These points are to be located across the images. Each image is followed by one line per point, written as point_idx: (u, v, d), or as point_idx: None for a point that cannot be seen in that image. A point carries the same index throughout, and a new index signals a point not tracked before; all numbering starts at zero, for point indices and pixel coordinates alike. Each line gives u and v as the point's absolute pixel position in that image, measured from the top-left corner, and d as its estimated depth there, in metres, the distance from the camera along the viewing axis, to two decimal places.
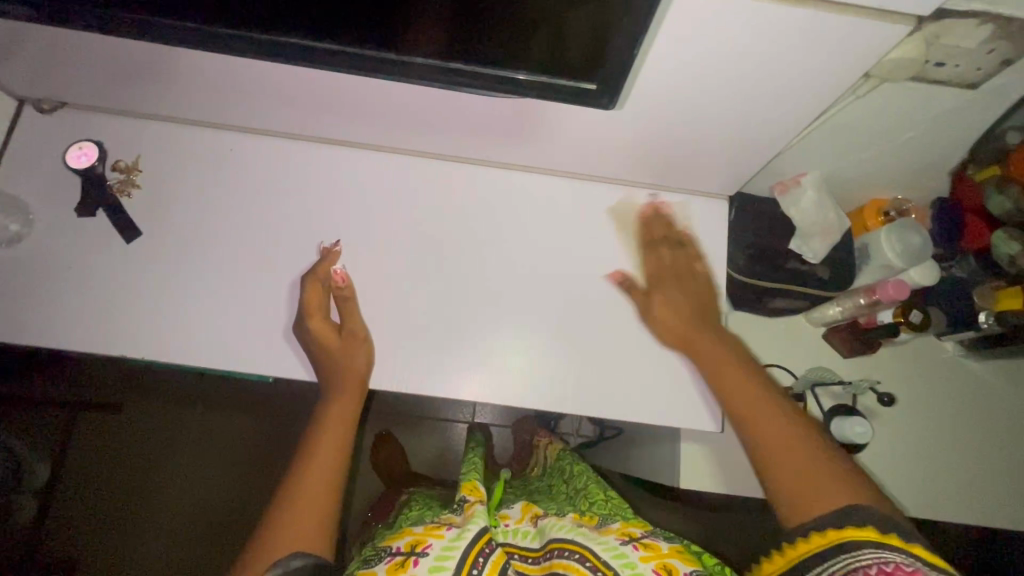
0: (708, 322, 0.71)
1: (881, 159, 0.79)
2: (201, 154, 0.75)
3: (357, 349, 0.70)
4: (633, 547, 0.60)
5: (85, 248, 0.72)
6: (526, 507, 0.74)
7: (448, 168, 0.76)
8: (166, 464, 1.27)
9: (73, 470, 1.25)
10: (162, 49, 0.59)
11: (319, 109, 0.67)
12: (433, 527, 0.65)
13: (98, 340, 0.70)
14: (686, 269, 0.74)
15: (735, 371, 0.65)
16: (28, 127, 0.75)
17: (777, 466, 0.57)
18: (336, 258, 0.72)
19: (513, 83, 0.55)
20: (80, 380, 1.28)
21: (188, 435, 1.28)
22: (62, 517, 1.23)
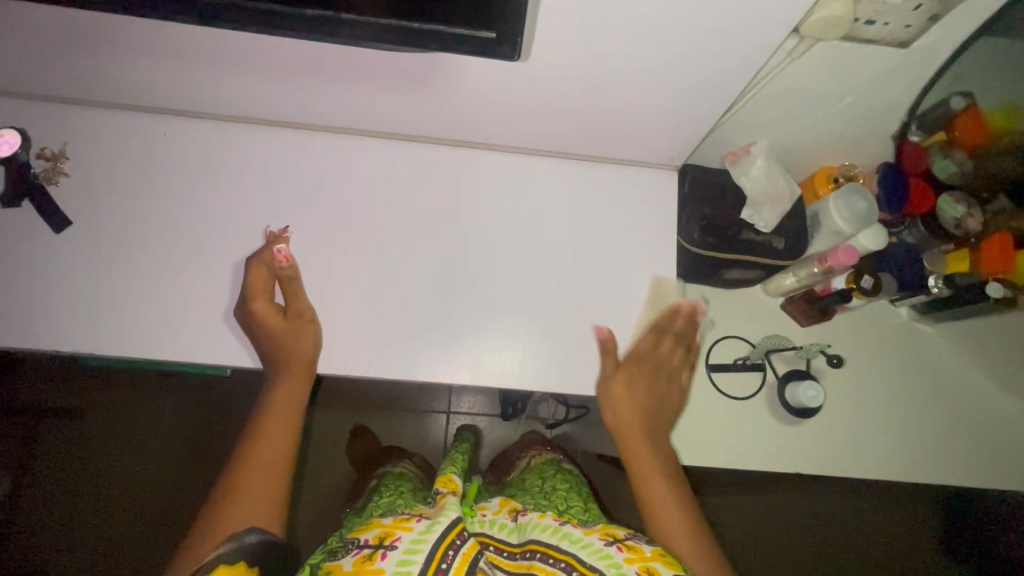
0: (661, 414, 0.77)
1: (825, 124, 0.79)
2: (133, 139, 0.72)
3: (304, 329, 0.68)
4: (617, 547, 0.58)
5: (11, 240, 0.69)
6: (504, 501, 0.73)
7: (393, 146, 0.74)
8: (127, 467, 1.23)
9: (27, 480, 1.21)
10: (69, 23, 0.56)
11: (252, 86, 0.65)
12: (402, 519, 0.60)
13: (29, 336, 0.67)
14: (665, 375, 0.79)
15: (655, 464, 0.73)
16: None
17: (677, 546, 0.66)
18: (280, 240, 0.70)
19: (422, 38, 0.51)
20: (32, 386, 1.24)
21: (150, 438, 1.25)
22: (17, 530, 1.18)
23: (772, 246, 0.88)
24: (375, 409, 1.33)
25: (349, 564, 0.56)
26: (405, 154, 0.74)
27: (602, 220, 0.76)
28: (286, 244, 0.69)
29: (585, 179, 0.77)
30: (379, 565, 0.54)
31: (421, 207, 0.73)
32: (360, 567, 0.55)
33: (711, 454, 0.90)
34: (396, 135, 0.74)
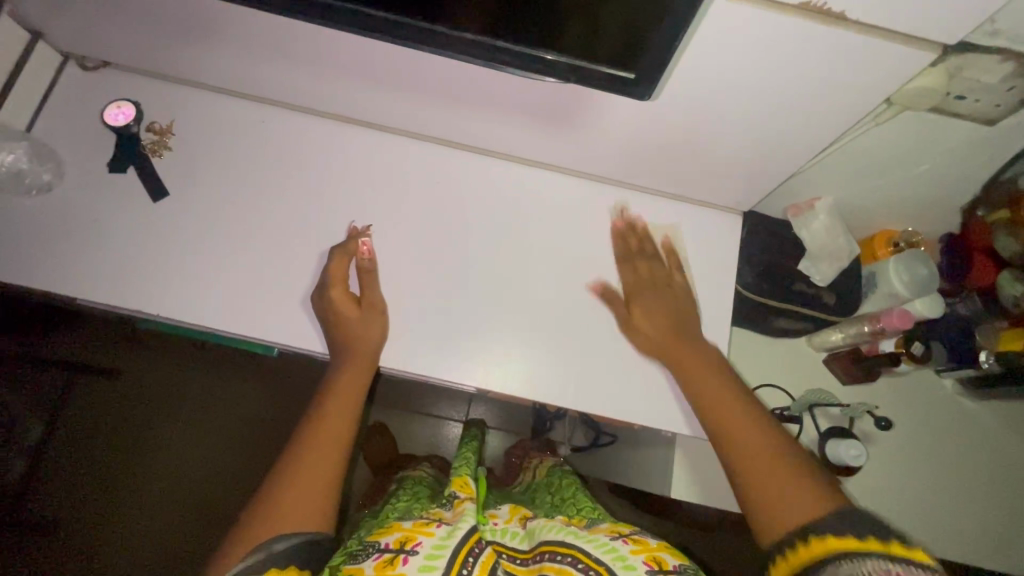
0: (693, 339, 0.70)
1: (892, 188, 0.81)
2: (233, 124, 0.77)
3: (376, 319, 0.72)
4: (622, 541, 0.58)
5: (111, 202, 0.74)
6: (513, 509, 0.72)
7: (472, 159, 0.78)
8: (156, 432, 1.31)
9: (66, 431, 1.29)
10: (204, 13, 0.61)
11: (353, 89, 0.69)
12: (422, 524, 0.61)
13: (114, 294, 0.71)
14: (664, 278, 0.75)
15: (732, 406, 0.61)
16: (70, 82, 0.77)
17: (750, 473, 0.54)
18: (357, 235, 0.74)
19: (540, 62, 0.52)
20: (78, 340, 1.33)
21: (182, 408, 1.32)
22: (48, 476, 1.27)
23: (824, 300, 0.88)
24: (398, 408, 1.35)
25: (370, 568, 0.55)
26: (480, 167, 0.78)
27: (667, 252, 0.78)
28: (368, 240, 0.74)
29: (650, 213, 0.79)
30: (401, 570, 0.54)
31: (489, 221, 0.77)
32: (383, 572, 0.54)
33: None
34: (474, 148, 0.78)
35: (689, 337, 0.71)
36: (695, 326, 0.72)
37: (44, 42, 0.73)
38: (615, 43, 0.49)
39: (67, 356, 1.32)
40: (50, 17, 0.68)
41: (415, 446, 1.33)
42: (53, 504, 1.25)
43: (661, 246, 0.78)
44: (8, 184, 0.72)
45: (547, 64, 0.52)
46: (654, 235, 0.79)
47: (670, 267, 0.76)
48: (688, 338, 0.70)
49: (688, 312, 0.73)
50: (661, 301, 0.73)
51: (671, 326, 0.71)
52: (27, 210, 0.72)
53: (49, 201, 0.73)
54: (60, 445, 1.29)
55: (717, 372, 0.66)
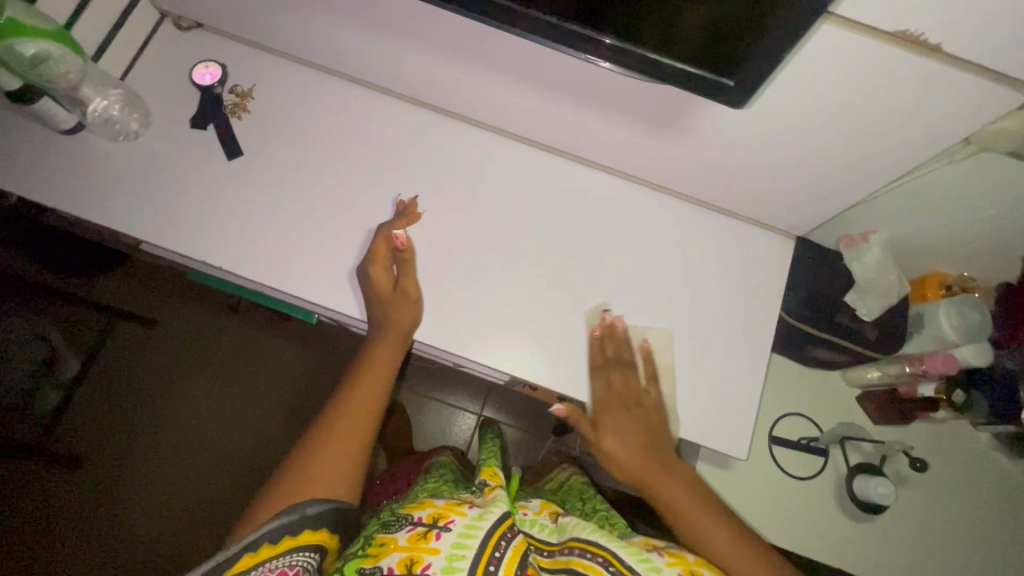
0: (661, 452, 0.71)
1: (952, 231, 0.80)
2: (311, 95, 0.81)
3: (408, 307, 0.73)
4: (657, 553, 0.58)
5: (187, 155, 0.77)
6: (544, 504, 0.73)
7: (532, 155, 0.81)
8: (183, 383, 1.37)
9: (101, 372, 1.37)
10: None
11: (431, 69, 0.72)
12: (455, 503, 0.62)
13: (180, 240, 0.75)
14: (632, 397, 0.73)
15: (689, 501, 0.66)
16: (163, 39, 0.81)
17: (732, 565, 0.61)
18: (411, 207, 0.77)
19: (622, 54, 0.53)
20: (121, 286, 1.41)
21: (211, 363, 1.38)
22: (80, 412, 1.34)
23: (867, 334, 0.87)
24: (415, 389, 1.37)
25: (404, 540, 0.57)
26: (537, 163, 0.81)
27: (715, 266, 0.79)
28: (403, 227, 0.75)
29: (698, 224, 0.80)
30: (434, 545, 0.56)
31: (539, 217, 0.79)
32: (416, 545, 0.56)
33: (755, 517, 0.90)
34: (535, 142, 0.81)
35: (668, 460, 0.71)
36: (666, 443, 0.72)
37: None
38: (703, 54, 0.50)
39: (109, 300, 1.40)
40: None
41: (430, 430, 1.35)
42: (86, 443, 1.32)
43: (632, 355, 0.74)
44: (98, 129, 0.75)
45: (628, 61, 0.53)
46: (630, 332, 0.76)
47: (638, 384, 0.73)
48: (665, 459, 0.71)
49: (658, 424, 0.73)
50: (631, 426, 0.72)
51: (647, 451, 0.71)
52: (111, 154, 0.76)
53: (134, 149, 0.77)
54: (95, 384, 1.36)
55: (672, 484, 0.69)
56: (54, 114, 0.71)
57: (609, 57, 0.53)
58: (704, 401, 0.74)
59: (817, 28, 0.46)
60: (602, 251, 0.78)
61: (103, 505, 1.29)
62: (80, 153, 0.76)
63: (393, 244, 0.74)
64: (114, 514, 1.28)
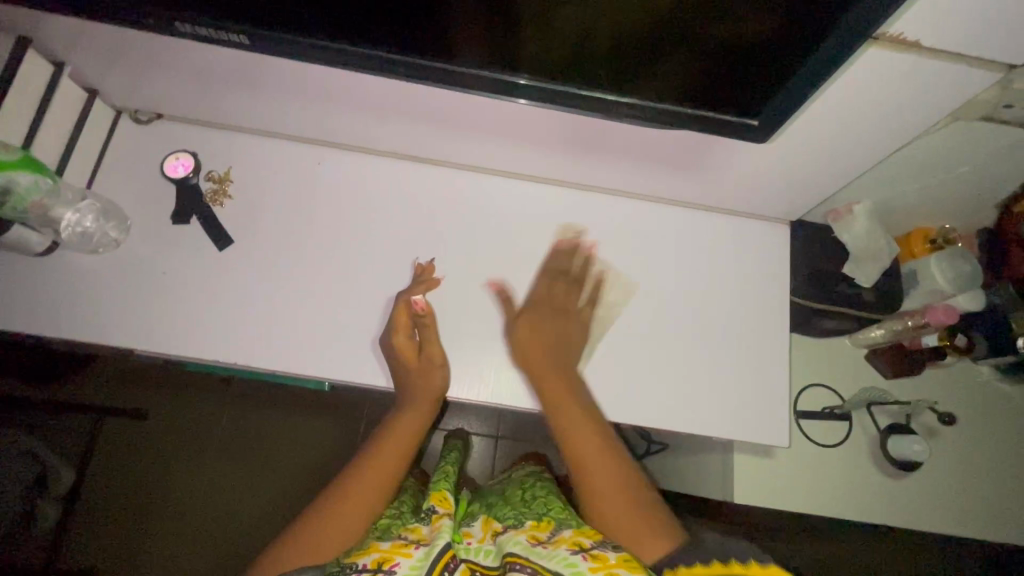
0: (562, 364, 0.72)
1: (930, 191, 0.84)
2: (290, 167, 0.79)
3: (437, 372, 0.74)
4: (582, 556, 0.61)
5: (175, 253, 0.74)
6: (486, 521, 0.75)
7: (524, 188, 0.82)
8: (183, 468, 1.34)
9: (97, 475, 1.32)
10: (268, 62, 0.63)
11: (414, 124, 0.72)
12: (398, 544, 0.65)
13: (186, 342, 0.72)
14: (563, 305, 0.77)
15: (592, 440, 0.68)
16: (123, 136, 0.77)
17: (598, 484, 0.66)
18: (431, 270, 0.77)
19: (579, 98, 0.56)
20: (104, 382, 1.36)
21: (212, 442, 1.35)
22: (83, 521, 1.29)
23: (868, 299, 0.91)
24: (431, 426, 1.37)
25: None
26: (530, 195, 0.81)
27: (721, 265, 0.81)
28: (423, 292, 0.74)
29: (700, 227, 0.82)
30: None
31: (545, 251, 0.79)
32: None
33: (800, 493, 0.93)
34: (520, 173, 0.82)
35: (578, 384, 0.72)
36: (578, 363, 0.74)
37: (101, 98, 0.74)
38: (678, 78, 0.53)
39: (94, 400, 1.34)
40: (108, 73, 0.69)
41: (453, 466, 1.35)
42: (92, 554, 1.28)
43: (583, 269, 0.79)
44: (75, 245, 0.71)
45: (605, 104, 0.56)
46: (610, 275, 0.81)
47: (573, 288, 0.78)
48: (576, 383, 0.72)
49: (577, 344, 0.75)
50: (557, 324, 0.75)
51: (552, 346, 0.73)
52: (94, 268, 0.72)
53: (118, 258, 0.73)
54: (95, 489, 1.32)
55: (583, 406, 0.70)
56: (29, 240, 0.68)
57: (617, 109, 0.56)
58: (738, 398, 0.76)
59: (861, 52, 0.49)
60: (613, 272, 0.80)
61: None
62: (61, 274, 0.72)
63: (414, 310, 0.73)
64: None
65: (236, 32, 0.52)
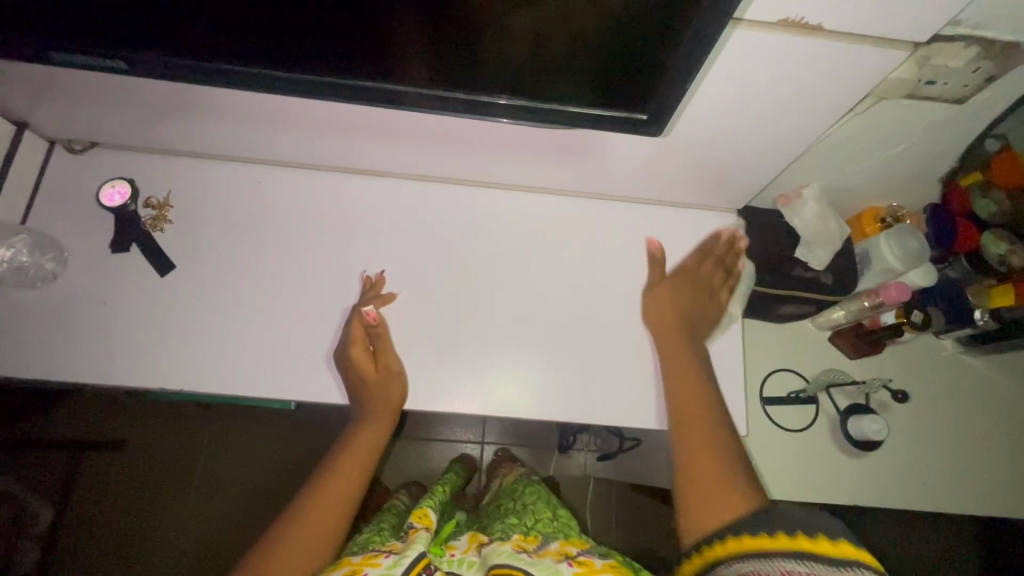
0: (681, 332, 0.75)
1: (874, 170, 0.84)
2: (231, 187, 0.78)
3: (393, 380, 0.73)
4: (567, 564, 0.66)
5: (117, 282, 0.73)
6: (472, 538, 0.78)
7: (469, 193, 0.81)
8: (159, 499, 1.32)
9: (71, 513, 1.30)
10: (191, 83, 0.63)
11: (346, 138, 0.71)
12: (371, 556, 0.67)
13: (131, 372, 0.71)
14: (707, 285, 0.80)
15: (699, 441, 0.64)
16: (58, 167, 0.76)
17: (693, 483, 0.60)
18: (381, 283, 0.76)
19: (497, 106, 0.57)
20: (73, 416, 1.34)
21: (185, 470, 1.34)
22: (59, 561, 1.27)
23: (823, 282, 0.92)
24: (410, 436, 1.37)
25: None
26: (475, 201, 0.81)
27: (672, 260, 0.81)
28: (377, 305, 0.74)
29: (646, 223, 0.82)
30: None
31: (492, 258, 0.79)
32: None
33: (770, 481, 0.93)
34: (465, 179, 0.81)
35: (689, 330, 0.75)
36: (696, 330, 0.76)
37: (31, 131, 0.73)
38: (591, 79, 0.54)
39: (65, 436, 1.33)
40: (34, 104, 0.68)
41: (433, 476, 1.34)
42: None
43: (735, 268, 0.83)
44: (13, 279, 0.71)
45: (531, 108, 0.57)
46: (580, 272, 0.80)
47: (724, 283, 0.81)
48: (689, 331, 0.75)
49: (697, 316, 0.77)
50: (697, 298, 0.78)
51: (674, 321, 0.76)
52: (32, 304, 0.71)
53: (56, 292, 0.72)
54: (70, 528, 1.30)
55: (705, 387, 0.70)
56: None
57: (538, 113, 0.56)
58: None
59: (727, 34, 0.49)
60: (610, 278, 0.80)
61: None
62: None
63: (366, 321, 0.73)
64: None
65: (112, 61, 0.53)
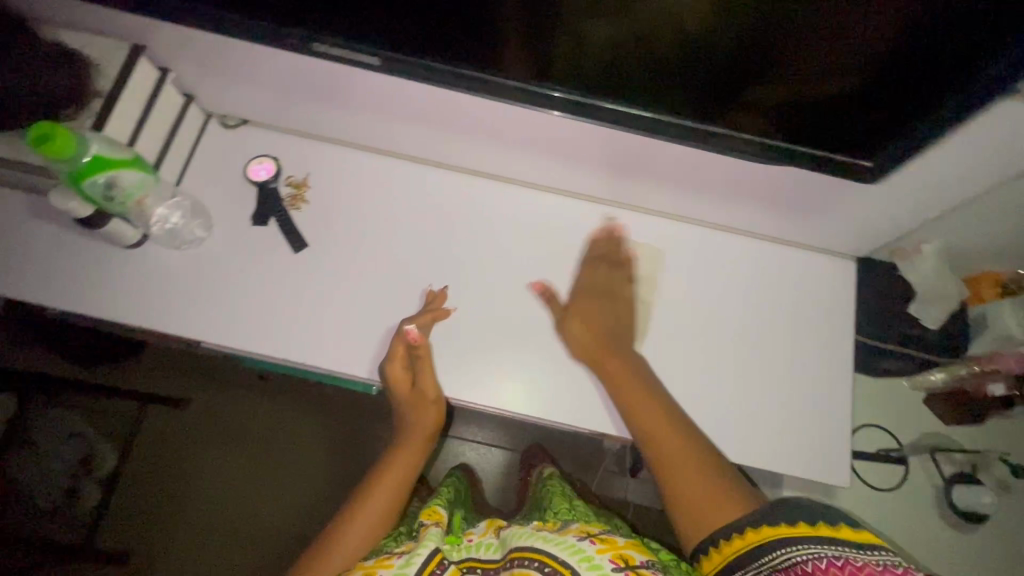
0: (620, 342, 0.74)
1: (1005, 235, 0.82)
2: (364, 175, 0.82)
3: (430, 407, 0.78)
4: (590, 541, 0.64)
5: (251, 252, 0.77)
6: (490, 523, 0.78)
7: (586, 208, 0.83)
8: (215, 462, 1.38)
9: (136, 462, 1.38)
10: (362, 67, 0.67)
11: (484, 131, 0.75)
12: (384, 558, 0.67)
13: (255, 338, 0.74)
14: (612, 289, 0.77)
15: (687, 463, 0.64)
16: (211, 138, 0.81)
17: (686, 504, 0.62)
18: (441, 298, 0.76)
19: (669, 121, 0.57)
20: (150, 369, 1.41)
21: (231, 442, 1.39)
22: (120, 505, 1.35)
23: (931, 342, 0.89)
24: (465, 438, 1.37)
25: None
26: (590, 210, 0.83)
27: (787, 299, 0.80)
28: (420, 322, 0.73)
29: (757, 254, 0.81)
30: None
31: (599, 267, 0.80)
32: None
33: None
34: (584, 194, 0.84)
35: (627, 349, 0.73)
36: (627, 339, 0.75)
37: (195, 102, 0.79)
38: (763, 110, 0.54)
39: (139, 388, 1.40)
40: (208, 76, 0.74)
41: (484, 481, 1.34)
42: (129, 532, 1.34)
43: (629, 259, 0.80)
44: (162, 240, 0.75)
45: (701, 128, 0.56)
46: (695, 298, 0.79)
47: (624, 278, 0.78)
48: (629, 354, 0.73)
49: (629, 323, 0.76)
50: (613, 309, 0.76)
51: (605, 334, 0.74)
52: (175, 263, 0.76)
53: (198, 255, 0.76)
54: (133, 475, 1.37)
55: (663, 406, 0.68)
56: (123, 234, 0.72)
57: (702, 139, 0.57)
58: (807, 428, 0.75)
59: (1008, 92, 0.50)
60: (723, 307, 0.79)
61: None
62: (144, 267, 0.75)
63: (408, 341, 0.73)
64: None
65: (369, 54, 0.58)
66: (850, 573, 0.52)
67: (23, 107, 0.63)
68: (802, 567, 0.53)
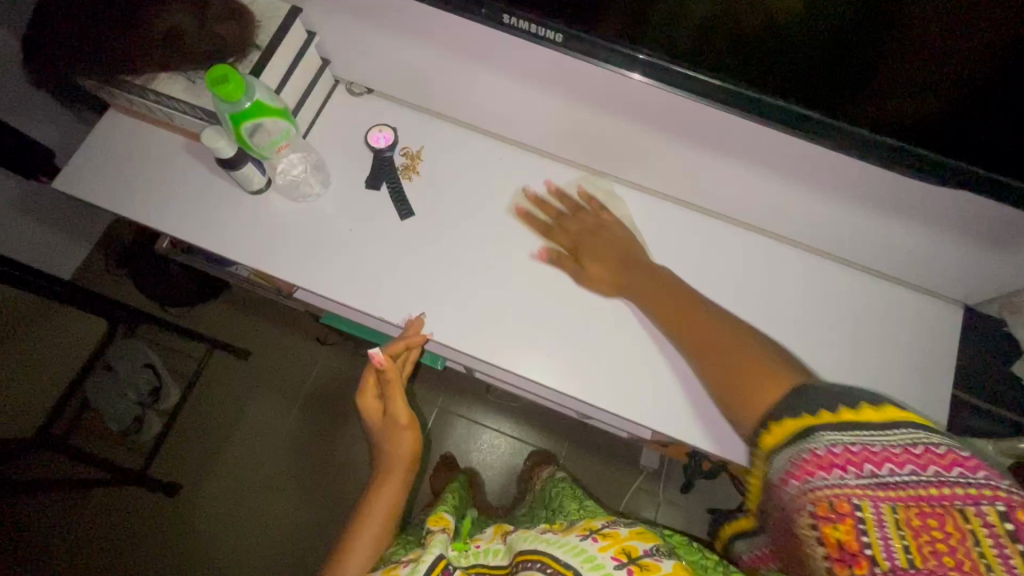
0: (642, 265, 0.76)
1: None
2: (473, 156, 0.85)
3: (404, 433, 0.79)
4: (592, 538, 0.57)
5: (362, 214, 0.81)
6: (498, 529, 0.74)
7: (684, 217, 0.83)
8: (262, 418, 1.45)
9: (192, 403, 1.45)
10: (497, 45, 0.69)
11: (597, 123, 0.76)
12: (391, 568, 0.64)
13: (353, 294, 0.78)
14: (596, 223, 0.81)
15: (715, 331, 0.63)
16: (338, 103, 0.86)
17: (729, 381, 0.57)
18: (418, 325, 0.75)
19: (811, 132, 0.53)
20: (223, 313, 1.50)
21: (261, 410, 1.45)
22: (176, 440, 1.43)
23: None
24: (512, 432, 1.38)
25: None
26: (683, 220, 0.83)
27: (882, 335, 0.78)
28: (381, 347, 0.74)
29: (851, 286, 0.81)
30: None
31: (686, 277, 0.80)
32: None
33: None
34: (682, 202, 0.84)
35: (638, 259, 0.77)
36: (642, 258, 0.77)
37: (328, 68, 0.84)
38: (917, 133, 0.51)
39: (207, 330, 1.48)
40: (350, 43, 0.79)
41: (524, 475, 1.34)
42: (179, 471, 1.41)
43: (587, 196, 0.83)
44: (283, 190, 0.81)
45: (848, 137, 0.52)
46: (787, 320, 0.78)
47: (600, 209, 0.82)
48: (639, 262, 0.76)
49: (631, 246, 0.79)
50: (603, 239, 0.79)
51: (616, 258, 0.77)
52: (291, 214, 0.80)
53: (313, 210, 0.81)
54: (191, 413, 1.45)
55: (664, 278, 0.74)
56: (251, 179, 0.77)
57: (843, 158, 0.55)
58: None
59: None
60: (816, 334, 0.77)
61: (184, 530, 1.36)
62: (263, 214, 0.80)
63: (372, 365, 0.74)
64: (189, 537, 1.36)
65: (554, 31, 0.54)
66: (865, 460, 0.42)
67: (193, 46, 0.70)
68: (816, 458, 0.43)
